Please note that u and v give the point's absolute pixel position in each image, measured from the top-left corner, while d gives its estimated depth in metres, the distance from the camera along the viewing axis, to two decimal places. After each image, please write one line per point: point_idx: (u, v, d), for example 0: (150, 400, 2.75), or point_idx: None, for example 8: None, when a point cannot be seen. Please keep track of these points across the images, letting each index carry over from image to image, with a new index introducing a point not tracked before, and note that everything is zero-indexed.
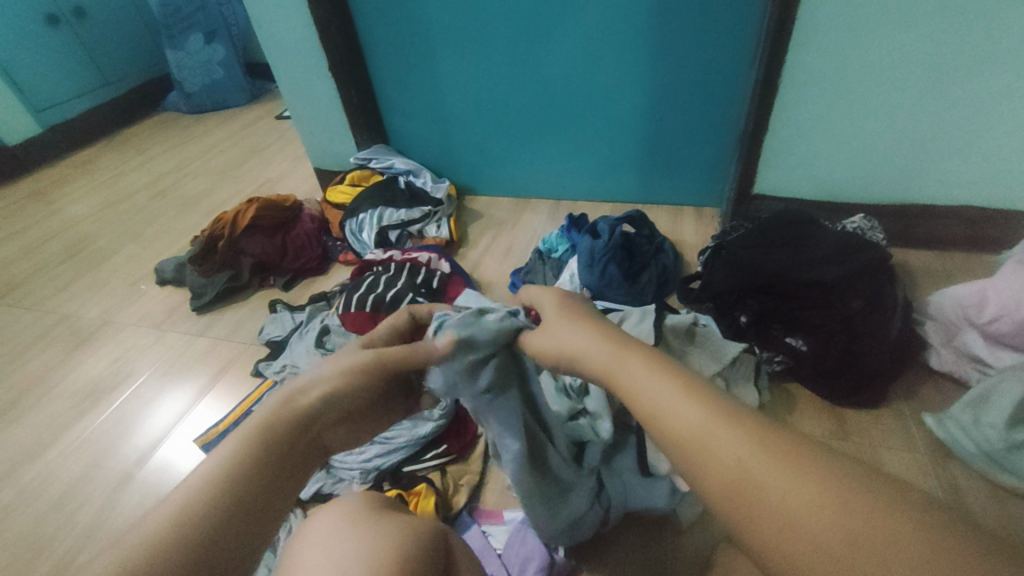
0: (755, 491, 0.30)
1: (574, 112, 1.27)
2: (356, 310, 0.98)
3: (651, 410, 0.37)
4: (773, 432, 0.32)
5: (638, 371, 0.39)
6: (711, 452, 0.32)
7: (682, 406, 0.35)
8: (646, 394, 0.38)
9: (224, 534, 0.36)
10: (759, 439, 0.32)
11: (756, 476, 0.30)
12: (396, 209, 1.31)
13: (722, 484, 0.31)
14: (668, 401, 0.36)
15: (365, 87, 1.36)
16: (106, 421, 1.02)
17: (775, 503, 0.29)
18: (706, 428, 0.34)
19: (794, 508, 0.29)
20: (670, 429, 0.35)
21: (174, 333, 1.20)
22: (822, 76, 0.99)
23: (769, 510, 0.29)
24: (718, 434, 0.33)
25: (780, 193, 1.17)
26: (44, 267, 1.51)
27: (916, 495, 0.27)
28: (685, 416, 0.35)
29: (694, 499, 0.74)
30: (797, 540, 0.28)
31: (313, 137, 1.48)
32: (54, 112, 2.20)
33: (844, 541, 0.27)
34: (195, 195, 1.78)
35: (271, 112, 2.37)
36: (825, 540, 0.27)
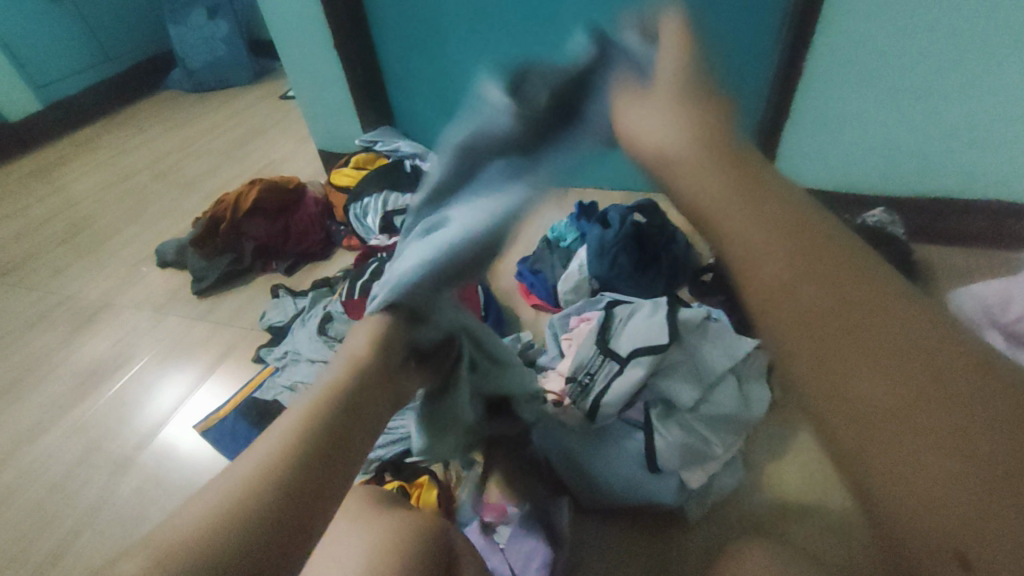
0: (810, 317, 0.31)
1: None
2: (358, 296, 0.94)
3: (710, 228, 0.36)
4: (819, 262, 0.33)
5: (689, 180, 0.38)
6: (760, 267, 0.33)
7: (746, 224, 0.34)
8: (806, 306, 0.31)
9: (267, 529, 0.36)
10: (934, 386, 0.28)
11: (915, 425, 0.27)
12: (400, 193, 1.27)
13: (855, 427, 0.28)
14: (734, 226, 0.35)
15: (371, 66, 1.32)
16: (107, 405, 1.01)
17: (825, 355, 0.30)
18: (770, 264, 0.33)
19: (940, 477, 0.26)
20: (760, 276, 0.33)
21: (175, 316, 1.18)
22: (850, 58, 0.94)
23: (816, 353, 0.30)
24: (768, 266, 0.33)
25: (799, 184, 1.12)
26: (47, 246, 1.50)
27: (965, 351, 0.29)
28: (751, 229, 0.34)
29: (702, 497, 0.72)
30: (924, 510, 0.26)
31: (317, 118, 1.44)
32: (55, 88, 2.17)
33: (876, 385, 0.28)
34: (199, 175, 1.76)
35: (275, 91, 2.33)
36: (875, 401, 0.28)
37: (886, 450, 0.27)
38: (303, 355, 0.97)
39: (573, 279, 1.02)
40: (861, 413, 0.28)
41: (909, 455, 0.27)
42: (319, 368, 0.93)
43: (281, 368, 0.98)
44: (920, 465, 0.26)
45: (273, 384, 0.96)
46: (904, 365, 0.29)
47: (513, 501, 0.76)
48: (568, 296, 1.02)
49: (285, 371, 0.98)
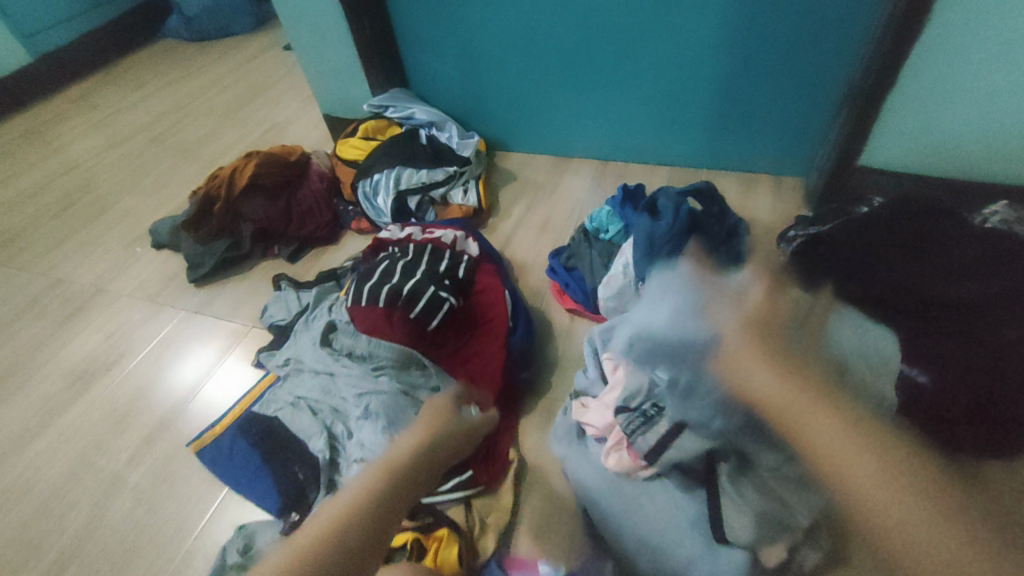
0: (870, 491, 0.43)
1: (632, 55, 1.03)
2: (367, 304, 0.79)
3: (790, 418, 0.50)
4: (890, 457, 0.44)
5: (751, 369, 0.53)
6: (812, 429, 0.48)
7: (797, 408, 0.49)
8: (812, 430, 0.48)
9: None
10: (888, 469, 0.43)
11: None
12: (415, 168, 1.11)
13: None
14: (810, 421, 0.48)
15: (380, 16, 1.13)
16: (99, 410, 0.92)
17: (896, 519, 0.41)
18: (842, 454, 0.45)
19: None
20: (815, 429, 0.47)
21: (170, 308, 1.08)
22: (991, 7, 0.73)
23: (895, 523, 0.41)
24: (823, 432, 0.47)
25: (895, 167, 0.93)
26: (39, 220, 1.39)
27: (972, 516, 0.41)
28: (821, 435, 0.47)
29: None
30: None
31: (320, 78, 1.26)
32: (46, 38, 2.00)
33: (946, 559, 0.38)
34: (197, 139, 1.61)
35: (279, 40, 2.12)
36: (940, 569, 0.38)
37: None
38: (307, 365, 0.85)
39: (616, 284, 0.86)
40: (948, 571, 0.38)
41: None
42: (325, 382, 0.81)
43: (284, 377, 0.87)
44: None
45: (274, 395, 0.84)
46: (937, 504, 0.41)
47: (546, 560, 0.65)
48: (611, 303, 0.87)
49: (289, 382, 0.86)
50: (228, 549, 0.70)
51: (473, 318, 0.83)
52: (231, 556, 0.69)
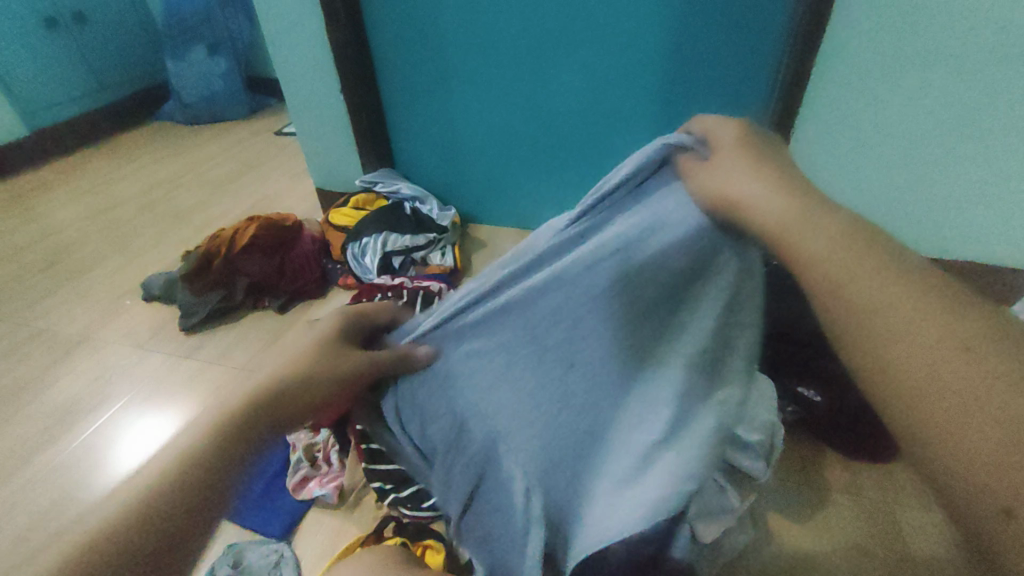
0: (862, 307, 0.32)
1: (577, 147, 1.28)
2: None
3: (788, 235, 0.36)
4: (908, 285, 0.32)
5: (787, 210, 0.37)
6: (796, 236, 0.36)
7: (780, 200, 0.38)
8: (808, 239, 0.35)
9: (165, 505, 0.39)
10: (901, 283, 0.32)
11: (939, 392, 0.29)
12: (400, 234, 1.28)
13: (903, 399, 0.30)
14: (792, 217, 0.36)
15: (375, 110, 1.35)
16: (82, 447, 0.96)
17: (884, 320, 0.31)
18: (844, 268, 0.33)
19: (921, 367, 0.29)
20: (805, 247, 0.35)
21: (159, 353, 1.14)
22: (833, 128, 1.00)
23: (883, 331, 0.31)
24: (811, 232, 0.35)
25: None
26: (24, 274, 1.45)
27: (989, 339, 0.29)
28: (781, 207, 0.37)
29: (713, 554, 0.69)
30: (950, 407, 0.28)
31: (318, 157, 1.46)
32: (46, 114, 2.15)
33: (952, 372, 0.29)
34: (188, 208, 1.74)
35: (271, 126, 2.35)
36: (920, 376, 0.29)
37: (937, 402, 0.28)
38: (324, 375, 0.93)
39: None
40: (922, 385, 0.29)
41: (946, 408, 0.28)
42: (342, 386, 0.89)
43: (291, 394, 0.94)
44: (941, 418, 0.28)
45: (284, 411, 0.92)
46: (934, 310, 0.31)
47: None
48: None
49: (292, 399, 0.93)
50: (216, 566, 0.73)
51: None
52: (220, 571, 0.73)
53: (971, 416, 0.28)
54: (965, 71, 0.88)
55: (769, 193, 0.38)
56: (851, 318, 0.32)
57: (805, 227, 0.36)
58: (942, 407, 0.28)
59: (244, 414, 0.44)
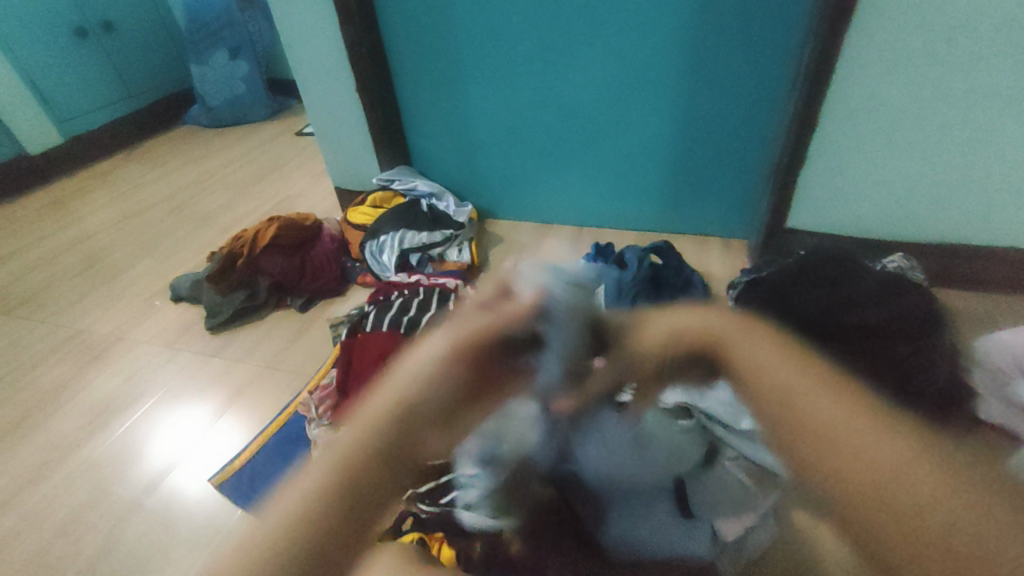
0: (829, 437, 0.36)
1: (594, 141, 1.26)
2: (387, 330, 0.92)
3: (777, 387, 0.42)
4: (884, 422, 0.37)
5: (750, 347, 0.47)
6: (798, 396, 0.40)
7: (770, 355, 0.45)
8: (800, 398, 0.40)
9: (331, 523, 0.35)
10: (867, 416, 0.37)
11: (895, 508, 0.32)
12: (416, 231, 1.28)
13: (867, 520, 0.33)
14: (776, 368, 0.44)
15: (391, 108, 1.35)
16: (116, 444, 0.99)
17: (852, 451, 0.35)
18: (833, 416, 0.37)
19: (888, 478, 0.33)
20: (810, 405, 0.39)
21: (188, 352, 1.18)
22: (861, 108, 0.98)
23: (851, 463, 0.35)
24: (815, 394, 0.40)
25: (814, 227, 1.14)
26: (60, 278, 1.50)
27: (968, 471, 0.33)
28: (779, 363, 0.44)
29: (737, 550, 0.68)
30: (901, 524, 0.32)
31: (336, 156, 1.47)
32: (77, 123, 2.22)
33: (923, 497, 0.32)
34: (212, 210, 1.78)
35: (291, 127, 2.39)
36: (898, 493, 0.33)
37: (901, 528, 0.32)
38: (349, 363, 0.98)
39: None
40: (878, 505, 0.33)
41: (898, 534, 0.32)
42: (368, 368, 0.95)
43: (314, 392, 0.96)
44: (897, 543, 0.32)
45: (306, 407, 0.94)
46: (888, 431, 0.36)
47: None
48: None
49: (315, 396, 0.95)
50: None
51: None
52: None
53: (924, 542, 0.31)
54: (992, 45, 0.88)
55: (755, 344, 0.47)
56: (812, 448, 0.37)
57: (769, 368, 0.44)
58: (894, 529, 0.32)
59: (385, 429, 0.40)
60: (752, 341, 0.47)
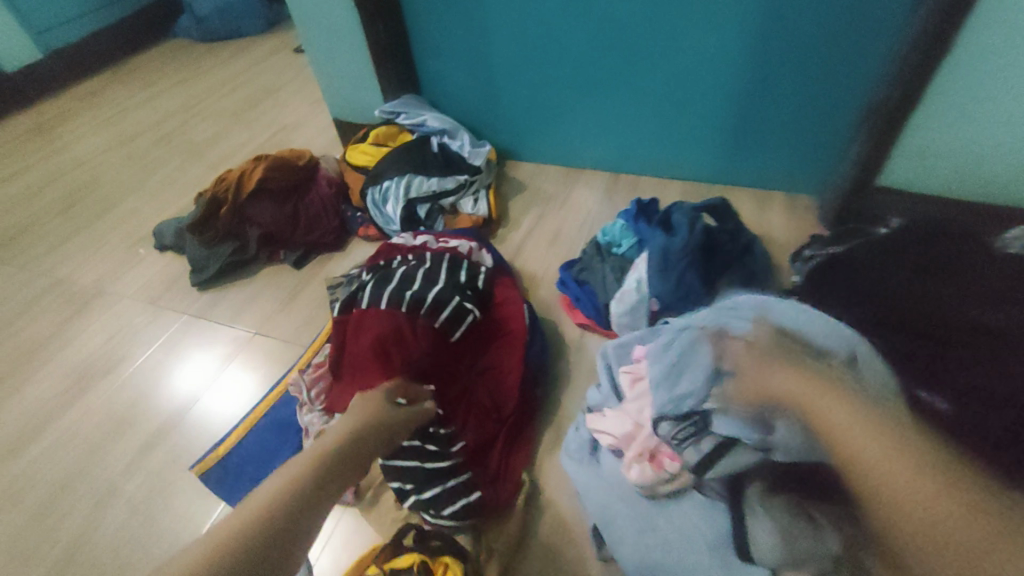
0: (887, 481, 0.44)
1: (642, 67, 1.03)
2: (388, 308, 0.77)
3: (860, 460, 0.46)
4: (963, 495, 0.41)
5: (836, 414, 0.50)
6: (895, 484, 0.43)
7: (873, 445, 0.46)
8: (870, 457, 0.46)
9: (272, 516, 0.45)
10: (931, 480, 0.42)
11: (948, 542, 0.39)
12: (425, 176, 1.10)
13: (925, 544, 0.40)
14: (873, 456, 0.46)
15: (395, 22, 1.12)
16: (98, 415, 0.91)
17: (921, 500, 0.41)
18: (908, 478, 0.43)
19: (932, 521, 0.40)
20: (895, 478, 0.43)
21: (173, 311, 1.06)
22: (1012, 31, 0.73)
23: (925, 519, 0.41)
24: (898, 472, 0.43)
25: (912, 187, 0.92)
26: (41, 218, 1.38)
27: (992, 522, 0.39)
28: (870, 448, 0.46)
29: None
30: (943, 550, 0.39)
31: (332, 82, 1.25)
32: (55, 35, 1.99)
33: (959, 535, 0.39)
34: (203, 141, 1.60)
35: (289, 43, 2.12)
36: (958, 538, 0.39)
37: (941, 553, 0.39)
38: None
39: (629, 300, 0.85)
40: (935, 539, 0.40)
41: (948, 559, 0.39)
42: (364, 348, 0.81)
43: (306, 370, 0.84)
44: (929, 557, 0.40)
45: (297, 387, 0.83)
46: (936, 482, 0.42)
47: None
48: (623, 320, 0.85)
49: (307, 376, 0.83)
50: None
51: (492, 333, 0.82)
52: None
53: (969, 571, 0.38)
54: None
55: (885, 457, 0.45)
56: (917, 537, 0.41)
57: (840, 421, 0.50)
58: (942, 560, 0.39)
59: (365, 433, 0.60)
60: (823, 390, 0.53)
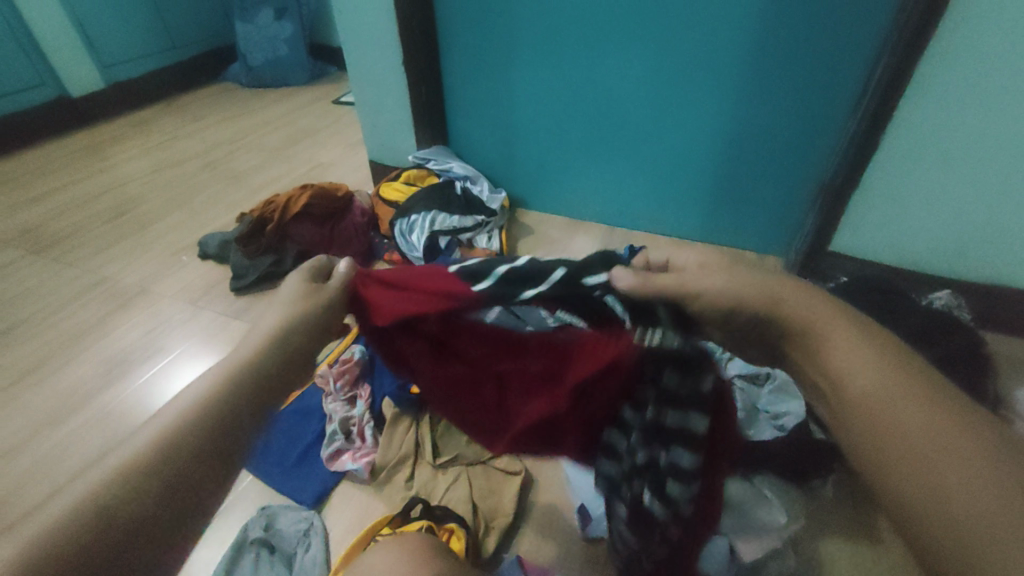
0: (874, 397, 0.40)
1: (638, 138, 1.22)
2: None
3: (813, 325, 0.43)
4: (936, 401, 0.39)
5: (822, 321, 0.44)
6: (861, 373, 0.40)
7: (857, 353, 0.41)
8: (835, 339, 0.42)
9: (118, 520, 0.35)
10: (918, 392, 0.39)
11: (922, 443, 0.37)
12: (448, 214, 1.27)
13: (901, 459, 0.38)
14: (843, 342, 0.42)
15: (435, 86, 1.33)
16: (135, 395, 1.01)
17: (895, 413, 0.39)
18: (876, 382, 0.40)
19: (910, 419, 0.38)
20: (861, 373, 0.41)
21: (211, 311, 1.18)
22: (926, 137, 0.93)
23: (892, 424, 0.39)
24: (869, 367, 0.41)
25: (857, 254, 1.11)
26: (91, 224, 1.52)
27: (953, 411, 0.38)
28: (857, 360, 0.41)
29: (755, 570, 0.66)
30: (907, 452, 0.37)
31: (373, 130, 1.45)
32: (120, 69, 2.23)
33: (929, 438, 0.37)
34: (244, 170, 1.78)
35: (329, 94, 2.38)
36: (919, 441, 0.37)
37: (919, 451, 0.37)
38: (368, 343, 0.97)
39: None
40: (901, 443, 0.38)
41: (923, 447, 0.37)
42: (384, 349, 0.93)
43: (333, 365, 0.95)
44: (909, 463, 0.37)
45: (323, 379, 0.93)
46: (922, 392, 0.39)
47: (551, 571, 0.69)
48: None
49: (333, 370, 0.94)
50: (250, 527, 0.76)
51: None
52: (252, 533, 0.75)
53: (949, 459, 0.36)
54: None
55: (854, 347, 0.42)
56: (874, 422, 0.39)
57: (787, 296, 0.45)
58: (918, 446, 0.37)
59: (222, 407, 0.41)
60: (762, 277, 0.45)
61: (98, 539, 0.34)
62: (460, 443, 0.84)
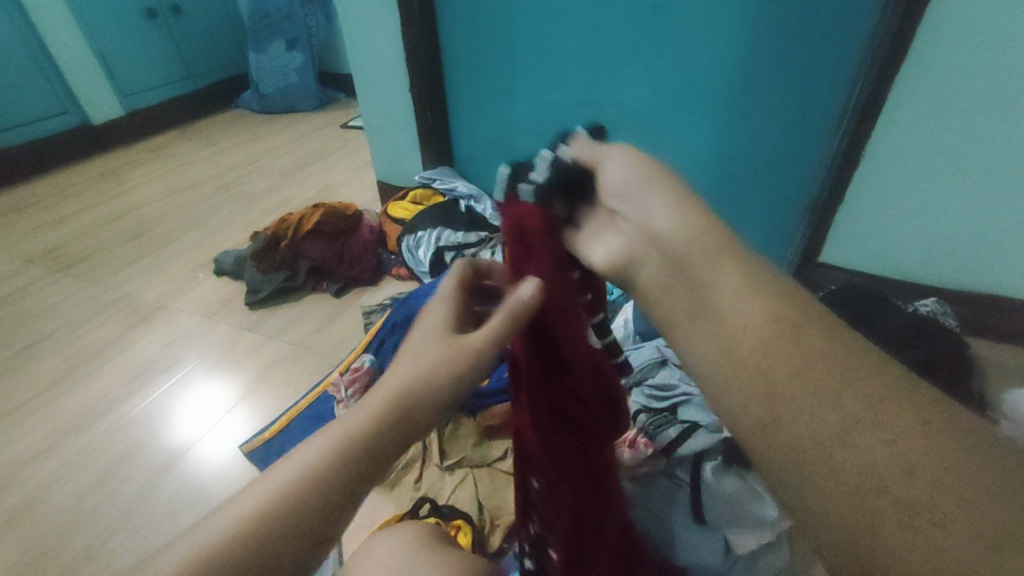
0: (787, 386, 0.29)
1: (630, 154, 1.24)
2: None
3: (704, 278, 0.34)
4: (875, 391, 0.28)
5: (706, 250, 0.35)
6: (765, 344, 0.30)
7: (749, 303, 0.32)
8: (723, 286, 0.33)
9: (286, 530, 0.36)
10: (864, 386, 0.28)
11: (853, 456, 0.27)
12: (453, 230, 1.33)
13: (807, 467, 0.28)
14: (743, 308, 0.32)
15: (441, 111, 1.41)
16: (154, 404, 1.05)
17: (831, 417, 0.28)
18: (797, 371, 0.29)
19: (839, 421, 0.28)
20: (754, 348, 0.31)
21: (226, 324, 1.23)
22: (906, 152, 0.99)
23: (825, 437, 0.28)
24: (773, 336, 0.30)
25: (847, 265, 1.17)
26: (111, 244, 1.59)
27: (912, 411, 0.27)
28: (755, 315, 0.31)
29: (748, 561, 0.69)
30: (833, 472, 0.27)
31: (382, 152, 1.53)
32: (139, 98, 2.33)
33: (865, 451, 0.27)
34: (257, 192, 1.85)
35: (338, 119, 2.47)
36: (844, 453, 0.27)
37: (845, 470, 0.27)
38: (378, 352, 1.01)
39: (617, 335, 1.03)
40: (820, 454, 0.28)
41: (842, 474, 0.27)
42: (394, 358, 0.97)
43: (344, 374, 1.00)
44: (829, 487, 0.27)
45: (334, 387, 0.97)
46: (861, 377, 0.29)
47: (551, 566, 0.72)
48: None
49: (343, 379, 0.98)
50: None
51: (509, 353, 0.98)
52: None
53: (887, 485, 0.26)
54: None
55: (751, 301, 0.32)
56: (791, 420, 0.29)
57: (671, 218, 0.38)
58: (841, 472, 0.27)
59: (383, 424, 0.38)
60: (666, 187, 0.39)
61: (262, 550, 0.35)
62: (465, 446, 0.87)
